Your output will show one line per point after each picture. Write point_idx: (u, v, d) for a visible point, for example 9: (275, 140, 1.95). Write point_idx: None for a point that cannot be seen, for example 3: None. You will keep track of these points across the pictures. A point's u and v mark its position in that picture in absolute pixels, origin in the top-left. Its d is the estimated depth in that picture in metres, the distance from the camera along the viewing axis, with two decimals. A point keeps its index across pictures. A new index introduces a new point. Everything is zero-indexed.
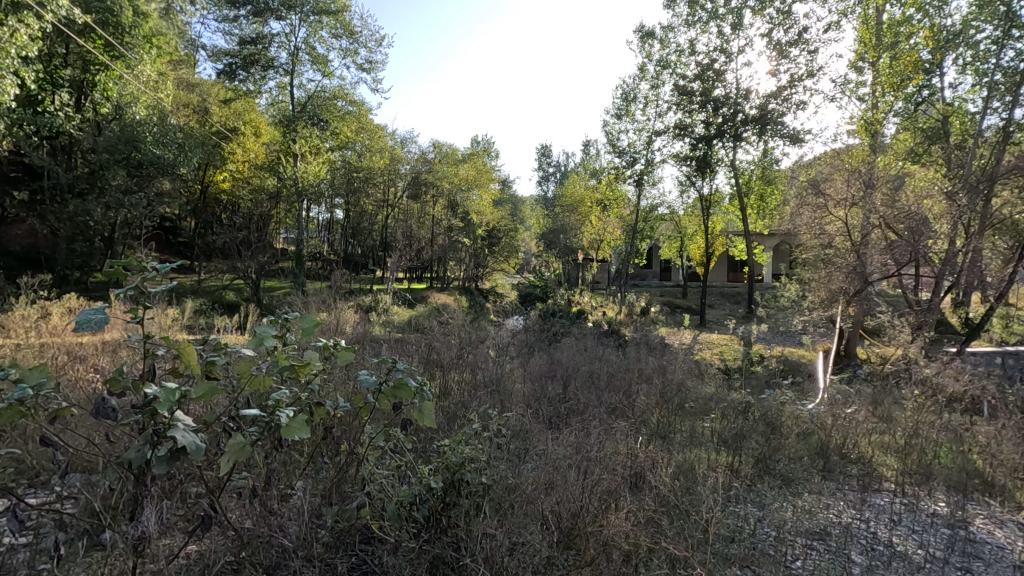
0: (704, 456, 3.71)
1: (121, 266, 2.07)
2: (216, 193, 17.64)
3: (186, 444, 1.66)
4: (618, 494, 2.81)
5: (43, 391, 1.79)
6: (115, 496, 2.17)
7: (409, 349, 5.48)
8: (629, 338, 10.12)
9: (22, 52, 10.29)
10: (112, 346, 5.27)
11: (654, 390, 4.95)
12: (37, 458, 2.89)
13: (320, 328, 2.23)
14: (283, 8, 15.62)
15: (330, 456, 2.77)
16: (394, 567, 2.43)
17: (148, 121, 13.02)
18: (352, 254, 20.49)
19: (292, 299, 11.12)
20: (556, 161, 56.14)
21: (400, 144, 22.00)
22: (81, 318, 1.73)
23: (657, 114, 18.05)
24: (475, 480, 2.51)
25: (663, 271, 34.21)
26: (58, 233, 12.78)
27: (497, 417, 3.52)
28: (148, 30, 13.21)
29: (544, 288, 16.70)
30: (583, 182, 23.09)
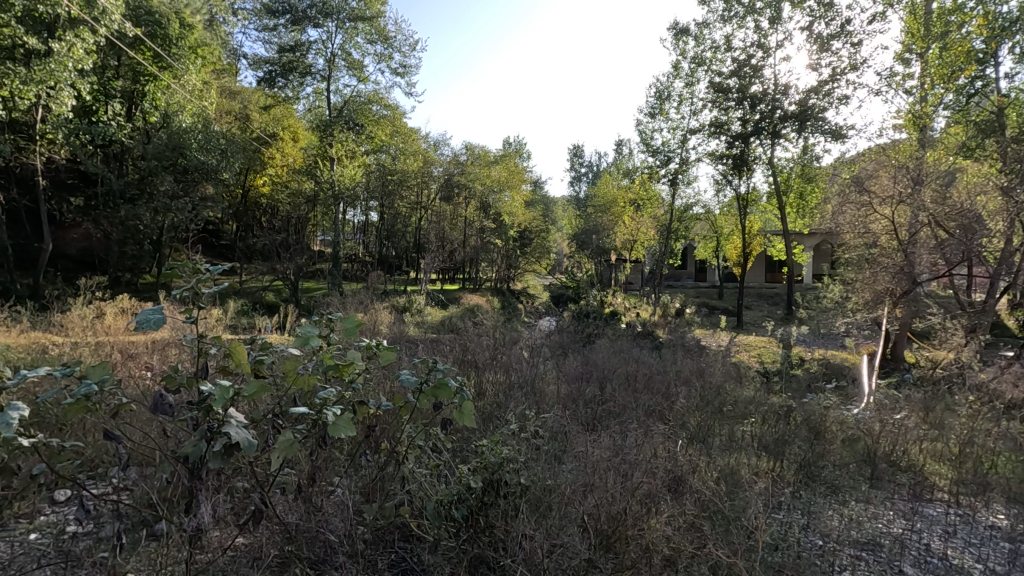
0: (746, 461, 3.62)
1: (176, 269, 2.17)
2: (256, 197, 18.19)
3: (239, 440, 1.72)
4: (658, 498, 2.77)
5: (107, 387, 1.89)
6: (170, 489, 2.27)
7: (445, 349, 5.54)
8: (665, 340, 10.00)
9: (79, 65, 10.89)
10: (163, 345, 5.51)
11: (693, 393, 4.85)
12: (98, 450, 3.06)
13: (362, 328, 2.27)
14: (320, 15, 15.99)
15: (371, 454, 2.83)
16: (434, 565, 2.47)
17: (193, 129, 13.39)
18: (387, 255, 20.86)
19: (330, 299, 11.40)
20: (589, 160, 56.00)
21: (433, 146, 22.31)
22: (141, 317, 1.83)
23: (692, 112, 17.74)
24: (513, 481, 2.52)
25: (698, 272, 33.64)
26: (110, 236, 13.43)
27: (535, 419, 3.53)
28: (193, 41, 13.76)
29: (576, 288, 16.64)
30: (617, 182, 22.91)
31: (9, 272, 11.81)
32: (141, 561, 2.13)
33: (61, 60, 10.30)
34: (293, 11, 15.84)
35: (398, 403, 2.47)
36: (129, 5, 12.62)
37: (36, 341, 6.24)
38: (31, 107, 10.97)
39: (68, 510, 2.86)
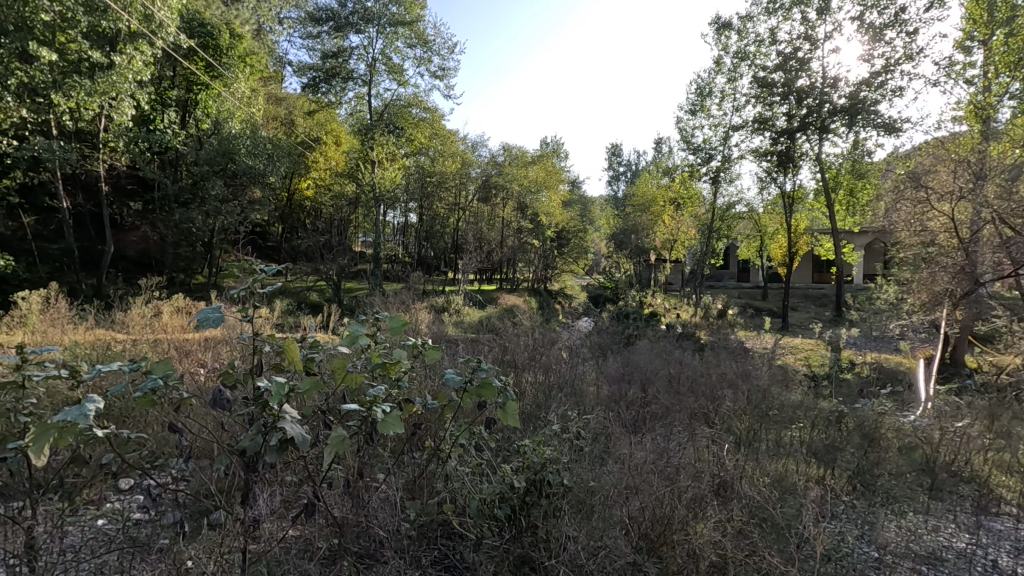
0: (795, 467, 3.50)
1: (234, 268, 2.26)
2: (301, 200, 18.74)
3: (293, 436, 1.77)
4: (704, 502, 2.71)
5: (171, 382, 1.98)
6: (228, 481, 2.35)
7: (484, 349, 5.57)
8: (707, 341, 9.78)
9: (138, 77, 11.51)
10: (216, 342, 5.76)
11: (740, 396, 4.72)
12: (161, 442, 3.23)
13: (407, 328, 2.31)
14: (362, 21, 16.36)
15: (416, 452, 2.88)
16: (478, 563, 2.49)
17: (242, 135, 13.75)
18: (426, 256, 21.17)
19: (372, 299, 11.64)
20: (627, 160, 55.43)
21: (471, 148, 22.52)
22: (201, 316, 1.92)
23: (735, 109, 17.27)
24: (556, 482, 2.52)
25: (741, 272, 32.78)
26: (165, 239, 14.10)
27: (576, 420, 3.53)
28: (242, 50, 14.32)
29: (615, 289, 16.44)
30: (656, 181, 22.56)
31: (75, 273, 12.55)
32: (202, 549, 2.24)
33: (122, 72, 10.92)
34: (336, 18, 16.24)
35: (442, 402, 2.50)
36: (184, 18, 13.30)
37: (100, 337, 6.59)
38: (96, 118, 11.60)
39: (132, 498, 3.01)
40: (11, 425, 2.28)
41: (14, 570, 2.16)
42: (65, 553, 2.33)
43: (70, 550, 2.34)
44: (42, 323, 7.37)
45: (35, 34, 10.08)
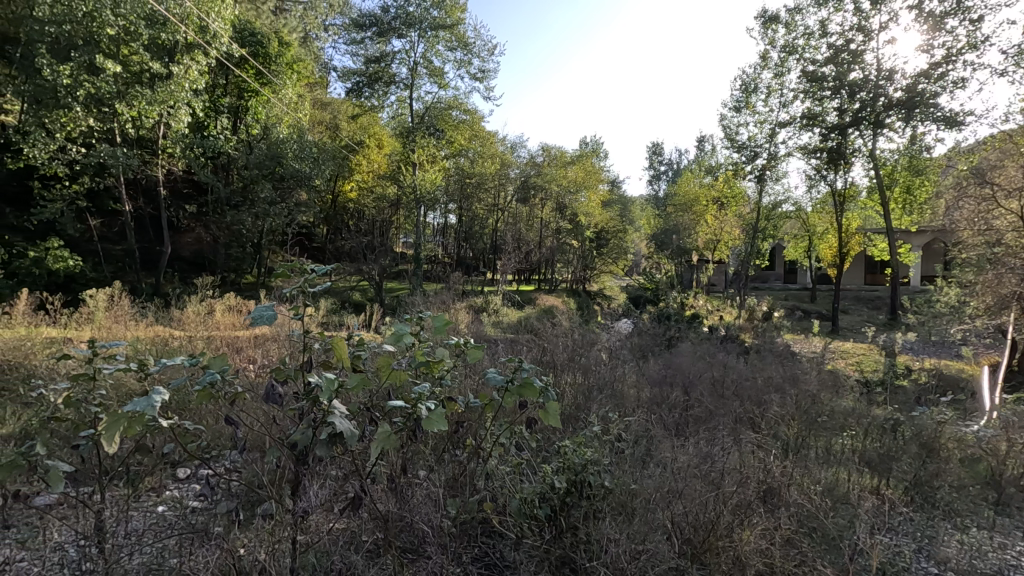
0: (847, 475, 3.35)
1: (286, 268, 2.36)
2: (345, 202, 19.14)
3: (342, 430, 1.83)
4: (751, 508, 2.66)
5: (227, 377, 2.06)
6: (278, 473, 2.45)
7: (524, 349, 5.59)
8: (752, 344, 9.49)
9: (194, 86, 12.00)
10: (265, 340, 5.97)
11: (788, 400, 4.55)
12: (216, 434, 3.39)
13: (451, 327, 2.33)
14: (404, 26, 16.65)
15: (457, 450, 2.92)
16: (519, 563, 2.51)
17: (290, 139, 14.18)
18: (464, 257, 21.40)
19: (413, 299, 11.86)
20: (668, 159, 54.50)
21: (510, 149, 22.62)
22: (255, 314, 2.00)
23: (782, 105, 16.73)
24: (597, 483, 2.52)
25: (787, 273, 31.75)
26: (218, 240, 14.73)
27: (618, 422, 3.50)
28: (290, 58, 14.82)
29: (655, 290, 16.09)
30: (699, 180, 22.11)
31: (136, 272, 13.28)
32: (254, 538, 2.33)
33: (179, 82, 11.45)
34: (379, 23, 16.60)
35: (484, 400, 2.52)
36: (236, 28, 13.93)
37: (160, 334, 6.94)
38: (155, 125, 12.25)
39: (189, 487, 3.17)
40: (82, 415, 2.43)
41: (85, 551, 2.31)
42: (129, 537, 2.47)
43: (134, 534, 2.49)
44: (108, 319, 7.82)
45: (101, 48, 10.73)
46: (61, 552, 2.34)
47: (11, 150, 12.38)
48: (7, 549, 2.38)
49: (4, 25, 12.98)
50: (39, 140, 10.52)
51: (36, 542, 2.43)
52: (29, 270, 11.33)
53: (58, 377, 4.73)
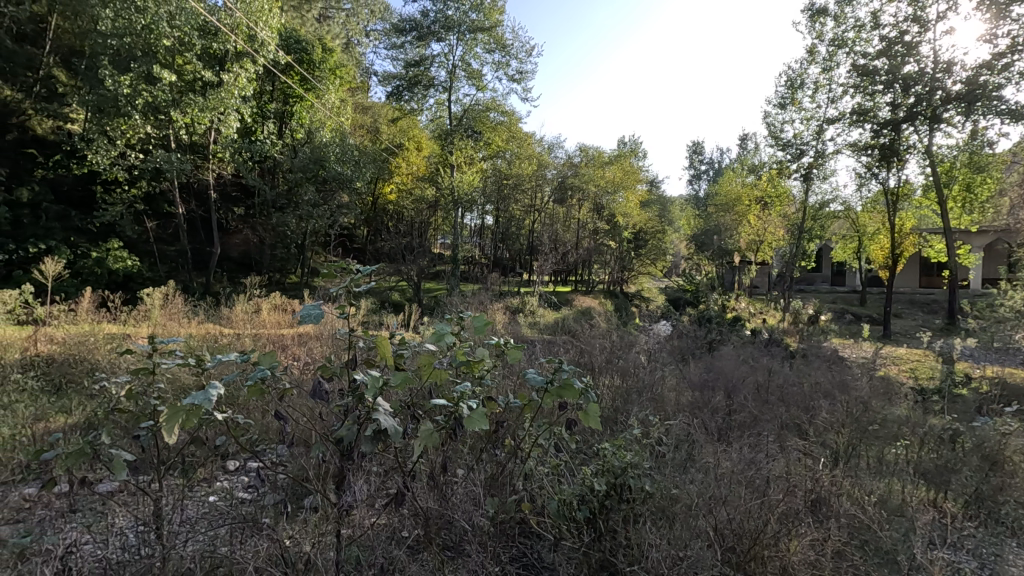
0: (901, 486, 3.20)
1: (333, 267, 2.43)
2: (385, 204, 19.11)
3: (386, 427, 1.87)
4: (798, 517, 2.59)
5: (275, 374, 2.13)
6: (324, 467, 2.52)
7: (562, 351, 5.58)
8: (797, 348, 9.20)
9: (243, 93, 12.38)
10: (309, 338, 6.16)
11: (838, 406, 4.38)
12: (265, 428, 3.52)
13: (491, 327, 2.34)
14: (443, 29, 16.86)
15: (496, 450, 2.94)
16: (558, 564, 2.52)
17: (332, 143, 14.54)
18: (501, 258, 21.49)
19: (451, 299, 12.00)
20: (709, 157, 53.35)
21: (548, 149, 22.58)
22: (303, 312, 2.06)
23: (830, 100, 16.10)
24: (638, 487, 2.49)
25: (835, 275, 30.57)
26: (264, 241, 15.25)
27: (658, 425, 3.45)
28: (332, 63, 15.25)
29: (695, 292, 15.71)
30: (741, 179, 21.58)
31: (188, 272, 13.89)
32: (301, 530, 2.41)
33: (229, 89, 11.85)
34: (419, 28, 16.87)
35: (524, 400, 2.53)
36: (282, 36, 14.43)
37: (210, 331, 7.23)
38: (207, 131, 12.69)
39: (240, 479, 3.30)
40: (142, 409, 2.55)
41: (144, 538, 2.43)
42: (184, 526, 2.58)
43: (189, 522, 2.61)
44: (163, 316, 8.20)
45: (158, 58, 11.25)
46: (121, 537, 2.46)
47: (76, 156, 13.15)
48: (73, 533, 2.52)
49: (71, 40, 13.82)
50: (101, 147, 11.17)
51: (99, 527, 2.57)
52: (92, 270, 12.01)
53: (119, 371, 4.99)
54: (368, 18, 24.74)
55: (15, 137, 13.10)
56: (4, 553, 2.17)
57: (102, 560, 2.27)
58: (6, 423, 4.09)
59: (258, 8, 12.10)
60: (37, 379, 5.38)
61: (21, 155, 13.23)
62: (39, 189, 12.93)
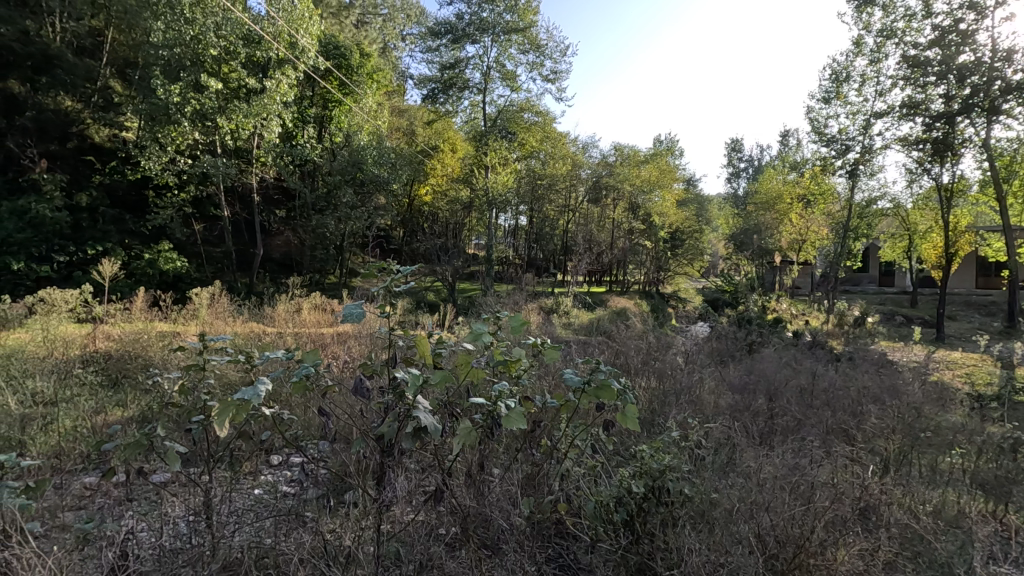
0: (958, 496, 3.04)
1: (375, 267, 2.48)
2: (420, 206, 19.18)
3: (426, 425, 1.90)
4: (845, 525, 2.50)
5: (318, 371, 2.18)
6: (364, 463, 2.57)
7: (597, 352, 5.55)
8: (843, 351, 8.87)
9: (285, 98, 12.79)
10: (349, 338, 6.32)
11: (888, 411, 4.20)
12: (308, 424, 3.63)
13: (527, 327, 2.34)
14: (477, 32, 17.00)
15: (533, 450, 2.94)
16: (594, 567, 2.49)
17: (369, 146, 14.83)
18: (535, 258, 21.48)
19: (486, 300, 12.08)
20: (749, 155, 52.08)
21: (582, 149, 22.45)
22: (345, 311, 2.10)
23: (878, 93, 15.47)
24: (677, 490, 2.44)
25: (883, 275, 29.36)
26: (305, 243, 15.67)
27: (698, 428, 3.39)
28: (370, 68, 15.60)
29: (733, 292, 15.32)
30: (782, 177, 20.99)
31: (233, 273, 14.39)
32: (342, 525, 2.46)
33: (271, 95, 12.25)
34: (454, 30, 17.04)
35: (561, 401, 2.51)
36: (322, 43, 14.85)
37: (254, 329, 7.49)
38: (250, 136, 13.16)
39: (283, 473, 3.40)
40: (193, 403, 2.66)
41: (194, 527, 2.52)
42: (231, 517, 2.67)
43: (236, 513, 2.70)
44: (210, 315, 8.52)
45: (205, 67, 11.75)
46: (174, 525, 2.57)
47: (130, 163, 13.81)
48: (130, 519, 2.64)
49: (126, 52, 14.55)
50: (153, 153, 11.72)
51: (153, 515, 2.68)
52: (144, 270, 12.58)
53: (171, 367, 5.22)
54: (405, 23, 25.19)
55: (75, 145, 13.84)
56: (68, 538, 2.30)
57: (156, 547, 2.37)
58: (68, 415, 4.32)
59: (299, 16, 12.45)
60: (96, 374, 5.67)
61: (80, 162, 13.97)
62: (96, 194, 13.62)
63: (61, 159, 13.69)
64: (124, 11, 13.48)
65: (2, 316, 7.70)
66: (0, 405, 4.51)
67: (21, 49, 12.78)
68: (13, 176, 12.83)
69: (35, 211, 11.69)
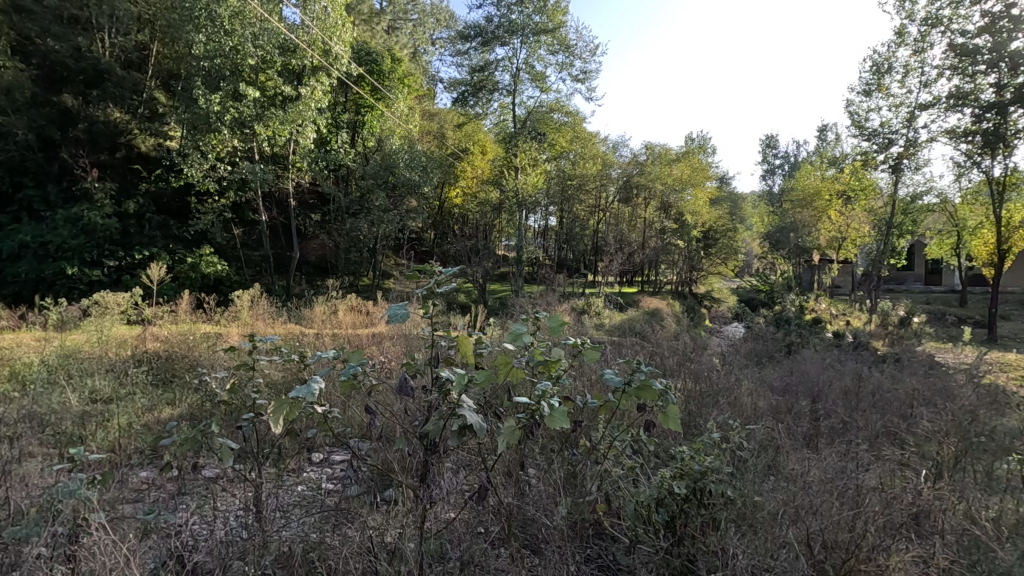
0: (1020, 501, 2.88)
1: (419, 269, 2.53)
2: (450, 208, 19.47)
3: (472, 423, 1.93)
4: (898, 532, 2.43)
5: (363, 370, 2.23)
6: (408, 460, 2.62)
7: (633, 351, 5.55)
8: (888, 351, 8.61)
9: (318, 104, 13.04)
10: (386, 338, 6.49)
11: (942, 415, 4.03)
12: (351, 421, 3.74)
13: (567, 328, 2.34)
14: (506, 34, 17.03)
15: (573, 450, 2.95)
16: (635, 567, 2.49)
17: (401, 150, 15.00)
18: (566, 259, 21.47)
19: (518, 301, 12.14)
20: (785, 151, 50.84)
21: (613, 148, 22.29)
22: (389, 312, 2.14)
23: (923, 84, 14.86)
24: (719, 492, 2.38)
25: (930, 274, 28.24)
26: (339, 246, 16.03)
27: (740, 429, 3.34)
28: (401, 73, 15.87)
29: (769, 292, 14.98)
30: (821, 173, 20.39)
31: (271, 275, 14.83)
32: (387, 522, 2.52)
33: (306, 102, 12.57)
34: (483, 33, 17.12)
35: (602, 401, 2.51)
36: (355, 49, 15.22)
37: (294, 331, 7.70)
38: (286, 142, 13.48)
39: (326, 472, 3.49)
40: (243, 401, 2.76)
41: (244, 521, 2.62)
42: (279, 512, 2.75)
43: (285, 508, 2.79)
44: (251, 317, 8.80)
45: (244, 76, 12.14)
46: (227, 520, 2.67)
47: (174, 171, 14.35)
48: (184, 512, 2.76)
49: (171, 64, 15.12)
50: (195, 160, 12.18)
51: (205, 508, 2.79)
52: (187, 274, 13.09)
53: (217, 367, 5.43)
54: (434, 27, 25.51)
55: (123, 155, 14.39)
56: (131, 527, 2.42)
57: (210, 539, 2.46)
58: (124, 413, 4.54)
59: (332, 24, 12.72)
60: (147, 374, 5.93)
61: (129, 171, 14.55)
62: (143, 201, 14.22)
63: (110, 169, 14.24)
64: (169, 26, 14.00)
65: (60, 318, 8.10)
66: (62, 403, 4.75)
67: (76, 64, 13.51)
68: (67, 185, 13.49)
69: (87, 218, 12.34)
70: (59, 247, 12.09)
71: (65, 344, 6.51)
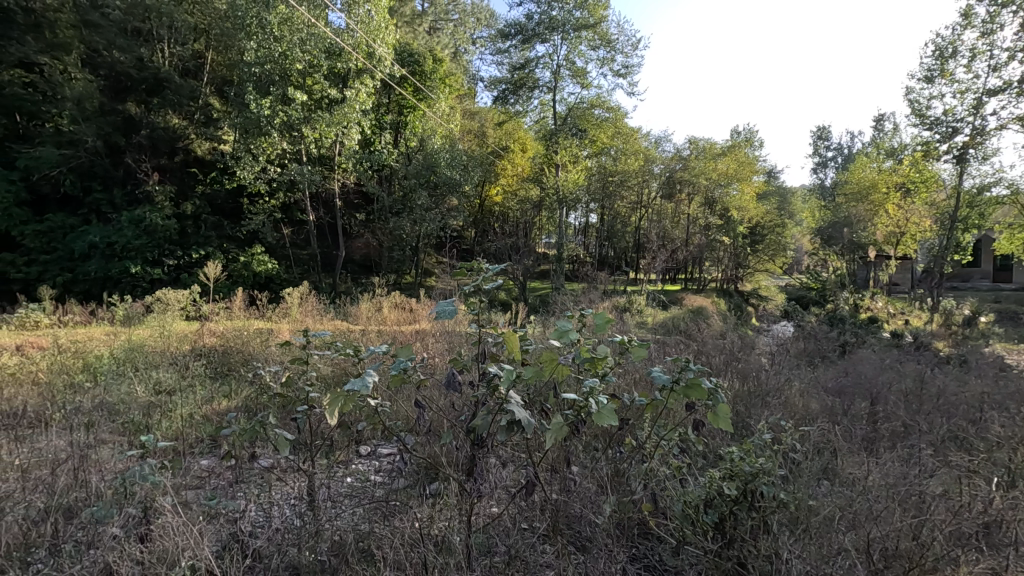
0: None
1: (466, 266, 2.55)
2: (490, 206, 19.58)
3: (520, 419, 1.94)
4: (967, 543, 2.30)
5: (412, 366, 2.27)
6: (454, 454, 2.66)
7: (677, 350, 5.46)
8: (952, 353, 8.13)
9: (362, 106, 13.32)
10: (428, 334, 6.63)
11: (1016, 421, 3.78)
12: (398, 414, 3.82)
13: (613, 325, 2.31)
14: (547, 31, 16.97)
15: (618, 449, 2.92)
16: (682, 568, 2.46)
17: (443, 149, 15.19)
18: (607, 256, 21.25)
19: (558, 299, 12.07)
20: (838, 143, 48.65)
21: (655, 143, 21.93)
22: (437, 309, 2.17)
23: (992, 68, 13.95)
24: (772, 495, 2.30)
25: (999, 270, 26.47)
26: (383, 244, 16.37)
27: (794, 431, 3.23)
28: (442, 73, 16.05)
29: (822, 290, 14.39)
30: (878, 165, 19.42)
31: (318, 273, 15.30)
32: (433, 514, 2.57)
33: (351, 104, 12.89)
34: (523, 31, 17.13)
35: (648, 398, 2.47)
36: (398, 51, 15.51)
37: (341, 326, 7.95)
38: (332, 144, 13.83)
39: (375, 465, 3.58)
40: (297, 394, 2.86)
41: (299, 509, 2.72)
42: (330, 502, 2.84)
43: (336, 498, 2.89)
44: (301, 313, 9.11)
45: (292, 81, 12.52)
46: (283, 507, 2.79)
47: (228, 173, 14.98)
48: (243, 500, 2.88)
49: (224, 70, 15.78)
50: (247, 164, 12.70)
51: (262, 496, 2.91)
52: (241, 272, 13.67)
53: (271, 362, 5.66)
54: (475, 26, 25.71)
55: (181, 159, 15.13)
56: (197, 511, 2.57)
57: (268, 525, 2.57)
58: (186, 403, 4.79)
59: (376, 26, 12.99)
60: (205, 366, 6.25)
61: (186, 174, 15.29)
62: (199, 203, 14.92)
63: (170, 172, 15.00)
64: (223, 34, 14.66)
65: (126, 314, 8.61)
66: (130, 393, 5.05)
67: (138, 74, 14.34)
68: (131, 189, 14.28)
69: (148, 220, 13.01)
70: (124, 247, 12.82)
71: (131, 338, 6.92)
